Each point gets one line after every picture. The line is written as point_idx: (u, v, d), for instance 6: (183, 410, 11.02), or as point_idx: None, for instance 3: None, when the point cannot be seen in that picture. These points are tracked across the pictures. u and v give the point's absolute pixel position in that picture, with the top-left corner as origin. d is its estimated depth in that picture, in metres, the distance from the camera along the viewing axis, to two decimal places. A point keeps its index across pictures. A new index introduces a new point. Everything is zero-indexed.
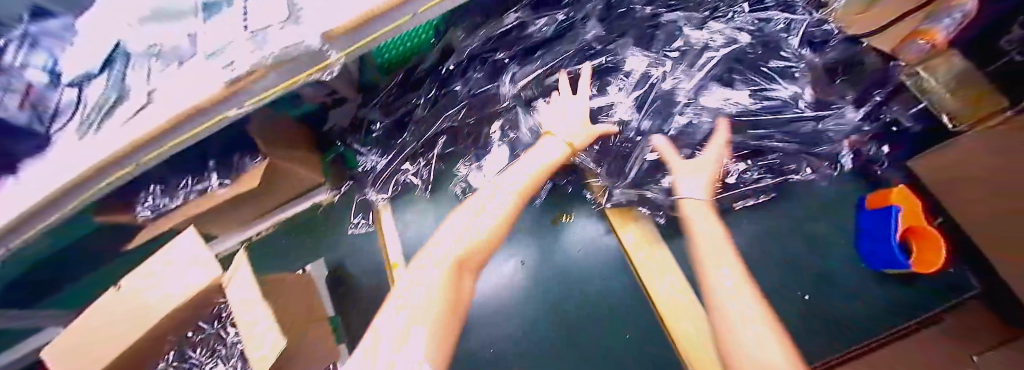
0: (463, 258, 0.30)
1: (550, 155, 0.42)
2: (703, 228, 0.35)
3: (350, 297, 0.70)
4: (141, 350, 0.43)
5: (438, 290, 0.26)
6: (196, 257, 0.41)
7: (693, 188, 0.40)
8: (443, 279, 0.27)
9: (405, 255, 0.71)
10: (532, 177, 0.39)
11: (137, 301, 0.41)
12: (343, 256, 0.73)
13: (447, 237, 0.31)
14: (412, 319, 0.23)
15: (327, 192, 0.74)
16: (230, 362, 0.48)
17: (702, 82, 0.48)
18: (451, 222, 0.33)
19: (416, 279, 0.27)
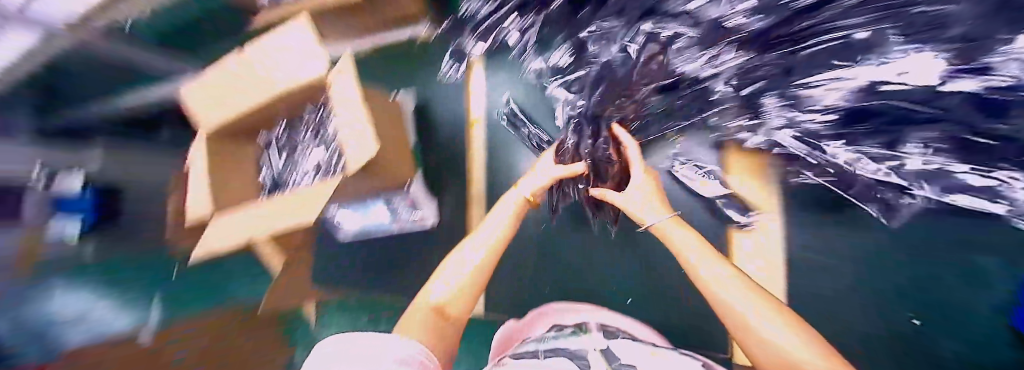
0: (445, 305, 0.55)
1: (508, 210, 0.62)
2: (686, 244, 0.49)
3: (430, 138, 0.76)
4: (260, 113, 0.54)
5: (425, 323, 0.52)
6: (310, 50, 0.48)
7: (655, 213, 0.53)
8: (448, 293, 0.56)
9: (487, 115, 0.74)
10: (496, 234, 0.60)
11: (258, 73, 0.50)
12: (432, 97, 0.76)
13: (435, 285, 0.58)
14: (437, 300, 0.56)
15: (427, 28, 0.74)
16: (328, 147, 0.56)
17: (851, 36, 0.28)
18: (450, 266, 0.59)
19: (441, 287, 0.57)
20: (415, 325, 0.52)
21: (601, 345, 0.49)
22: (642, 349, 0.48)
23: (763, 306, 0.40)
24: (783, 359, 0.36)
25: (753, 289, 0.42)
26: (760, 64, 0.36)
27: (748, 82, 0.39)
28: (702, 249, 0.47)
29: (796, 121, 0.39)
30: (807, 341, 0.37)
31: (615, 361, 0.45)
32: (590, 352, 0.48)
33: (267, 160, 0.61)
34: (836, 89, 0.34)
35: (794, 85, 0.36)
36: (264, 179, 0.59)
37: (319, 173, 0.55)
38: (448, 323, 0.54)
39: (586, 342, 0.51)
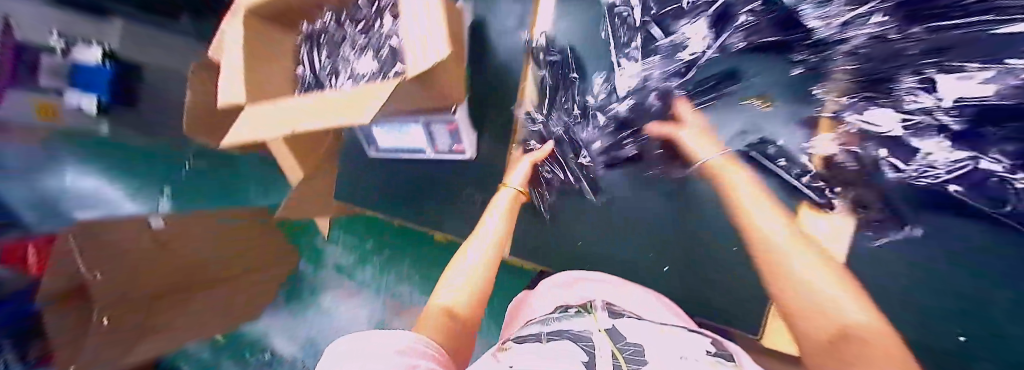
0: (453, 306, 0.48)
1: (500, 204, 0.66)
2: (742, 188, 0.48)
3: (484, 60, 0.78)
4: None
5: (434, 323, 0.45)
6: None
7: (708, 151, 0.50)
8: (454, 298, 0.49)
9: (536, 46, 0.71)
10: (497, 235, 0.60)
11: None
12: (491, 16, 0.76)
13: (445, 287, 0.52)
14: (451, 299, 0.49)
15: None
16: (379, 50, 0.55)
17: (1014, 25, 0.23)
18: (455, 269, 0.55)
19: (450, 288, 0.51)
20: (431, 321, 0.45)
21: (603, 325, 0.44)
22: (648, 326, 0.44)
23: (813, 260, 0.39)
24: (832, 320, 0.34)
25: (824, 262, 0.39)
26: (901, 38, 0.30)
27: (881, 54, 0.32)
28: (753, 197, 0.47)
29: (931, 109, 0.32)
30: (863, 305, 0.35)
31: (619, 341, 0.40)
32: (591, 333, 0.42)
33: (307, 57, 0.63)
34: (990, 82, 0.27)
35: (933, 65, 0.30)
36: (300, 91, 0.63)
37: (378, 70, 0.54)
38: (461, 316, 0.47)
39: (591, 322, 0.45)
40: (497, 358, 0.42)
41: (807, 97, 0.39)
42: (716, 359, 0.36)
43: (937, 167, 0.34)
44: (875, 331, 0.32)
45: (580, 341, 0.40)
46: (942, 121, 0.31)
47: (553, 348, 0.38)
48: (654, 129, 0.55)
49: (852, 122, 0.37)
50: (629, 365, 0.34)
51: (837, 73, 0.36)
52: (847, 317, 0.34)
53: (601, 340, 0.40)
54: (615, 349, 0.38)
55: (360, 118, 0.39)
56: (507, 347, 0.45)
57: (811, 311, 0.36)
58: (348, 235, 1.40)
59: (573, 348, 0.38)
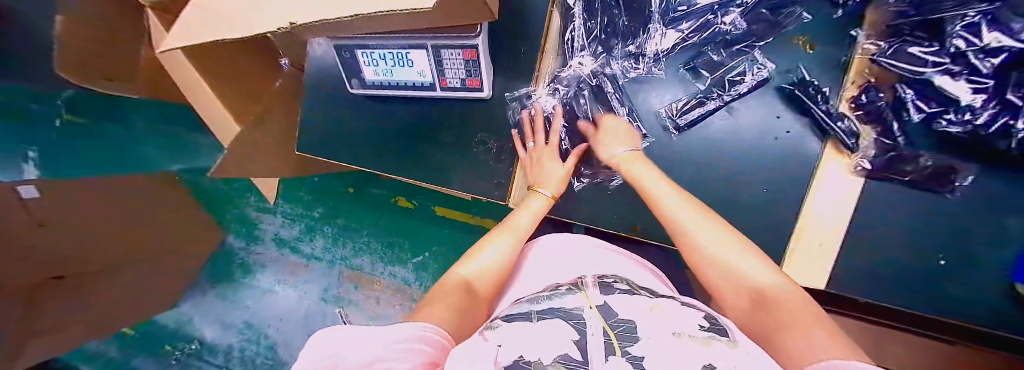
0: (469, 281, 0.41)
1: (533, 209, 0.46)
2: (653, 185, 0.40)
3: None
4: None
5: (453, 296, 0.38)
6: None
7: (620, 147, 0.44)
8: (472, 275, 0.42)
9: None
10: (528, 224, 0.46)
11: None
12: None
13: (473, 258, 0.43)
14: (474, 273, 0.42)
15: None
16: None
17: None
18: (485, 246, 0.45)
19: (480, 264, 0.43)
20: (447, 289, 0.39)
21: (595, 302, 0.30)
22: (638, 302, 0.30)
23: (739, 249, 0.36)
24: (743, 292, 0.34)
25: (727, 230, 0.37)
26: None
27: None
28: (677, 201, 0.39)
29: (963, 52, 0.33)
30: (768, 266, 0.35)
31: (609, 317, 0.26)
32: (583, 312, 0.28)
33: None
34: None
35: (976, 13, 0.31)
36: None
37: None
38: (479, 295, 0.40)
39: (581, 299, 0.31)
40: (481, 336, 0.27)
41: (845, 39, 0.41)
42: (708, 334, 0.23)
43: (952, 108, 0.36)
44: (784, 291, 0.32)
45: (570, 319, 0.26)
46: (972, 65, 0.33)
47: (542, 331, 0.25)
48: (582, 129, 0.49)
49: (885, 63, 0.37)
50: (619, 346, 0.22)
51: (880, 13, 0.38)
52: (758, 281, 0.34)
53: (591, 319, 0.26)
54: (605, 327, 0.25)
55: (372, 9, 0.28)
56: (493, 325, 0.29)
57: (722, 277, 0.36)
58: (289, 203, 1.20)
59: (564, 328, 0.25)
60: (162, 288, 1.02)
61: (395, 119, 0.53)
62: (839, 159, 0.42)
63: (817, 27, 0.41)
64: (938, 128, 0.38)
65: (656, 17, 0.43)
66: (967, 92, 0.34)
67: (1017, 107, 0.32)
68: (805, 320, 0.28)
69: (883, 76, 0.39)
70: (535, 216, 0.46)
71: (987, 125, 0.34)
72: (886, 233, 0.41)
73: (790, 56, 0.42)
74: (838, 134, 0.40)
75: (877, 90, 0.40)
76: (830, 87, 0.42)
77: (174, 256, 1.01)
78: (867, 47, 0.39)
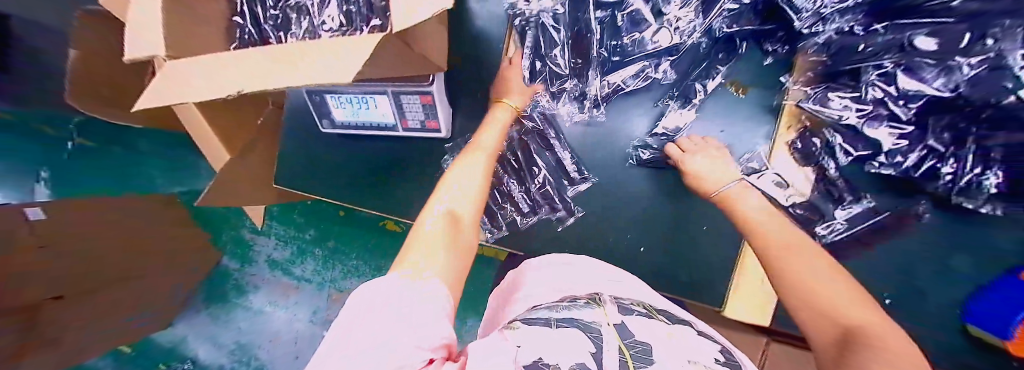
0: (452, 214, 0.34)
1: (499, 125, 0.44)
2: (759, 216, 0.36)
3: None
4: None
5: (440, 236, 0.31)
6: None
7: (723, 177, 0.40)
8: (443, 209, 0.35)
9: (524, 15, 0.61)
10: (497, 138, 0.43)
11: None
12: None
13: (443, 188, 0.37)
14: (449, 200, 0.36)
15: None
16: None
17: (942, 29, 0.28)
18: (450, 177, 0.38)
19: (453, 195, 0.36)
20: (433, 228, 0.32)
21: (613, 319, 0.28)
22: (654, 326, 0.28)
23: (838, 283, 0.29)
24: (835, 323, 0.26)
25: (834, 271, 0.30)
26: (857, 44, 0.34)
27: (847, 48, 0.35)
28: (775, 224, 0.35)
29: (884, 99, 0.34)
30: (861, 301, 0.27)
31: (625, 337, 0.24)
32: (601, 327, 0.26)
33: (251, 4, 0.50)
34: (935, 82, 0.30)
35: (891, 62, 0.32)
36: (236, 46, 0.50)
37: (345, 22, 0.46)
38: (467, 231, 0.34)
39: (599, 315, 0.29)
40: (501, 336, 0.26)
41: (776, 85, 0.42)
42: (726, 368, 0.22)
43: (881, 152, 0.37)
44: (882, 329, 0.25)
45: (587, 332, 0.24)
46: (891, 113, 0.34)
47: (556, 340, 0.23)
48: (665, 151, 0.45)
49: (807, 107, 0.39)
50: (635, 366, 0.20)
51: (805, 61, 0.39)
52: (848, 317, 0.26)
53: (608, 335, 0.24)
54: (621, 344, 0.23)
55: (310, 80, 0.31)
56: (511, 325, 0.28)
57: (806, 303, 0.29)
58: (283, 226, 1.21)
59: (581, 340, 0.23)
60: (169, 285, 1.01)
61: (365, 153, 0.57)
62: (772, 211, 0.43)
63: (748, 71, 0.43)
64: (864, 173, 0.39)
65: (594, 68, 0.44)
66: (892, 138, 0.36)
67: (939, 150, 0.34)
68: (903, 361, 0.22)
69: (816, 120, 0.40)
70: (504, 127, 0.45)
71: (908, 167, 0.36)
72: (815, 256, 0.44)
73: (724, 100, 0.45)
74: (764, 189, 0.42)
75: (813, 134, 0.41)
76: (764, 131, 0.43)
77: (173, 257, 0.99)
78: (795, 92, 0.40)
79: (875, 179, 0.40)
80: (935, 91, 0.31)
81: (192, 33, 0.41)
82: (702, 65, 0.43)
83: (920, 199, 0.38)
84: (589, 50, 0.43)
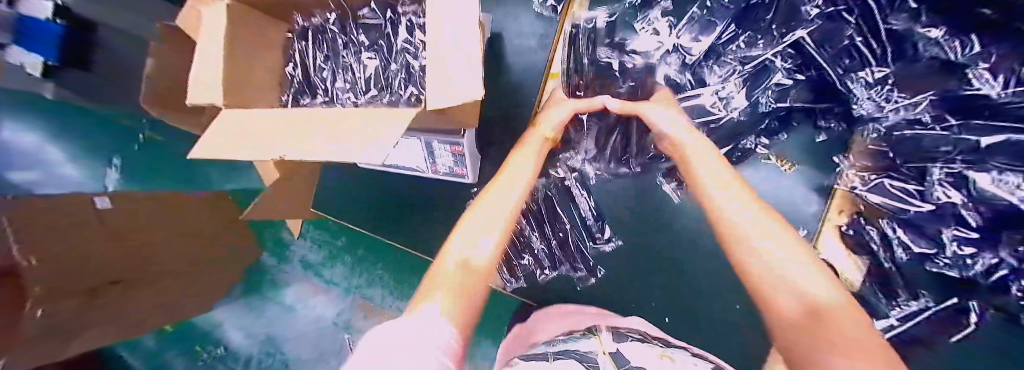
0: (471, 260, 0.24)
1: (535, 141, 0.37)
2: (711, 186, 0.27)
3: None
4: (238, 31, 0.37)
5: (455, 275, 0.22)
6: None
7: (664, 113, 0.36)
8: (456, 252, 0.25)
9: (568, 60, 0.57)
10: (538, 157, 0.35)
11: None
12: None
13: (465, 220, 0.28)
14: (479, 231, 0.26)
15: None
16: (393, 66, 0.49)
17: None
18: (481, 204, 0.29)
19: (476, 230, 0.27)
20: (443, 275, 0.23)
21: (609, 347, 0.28)
22: (645, 350, 0.28)
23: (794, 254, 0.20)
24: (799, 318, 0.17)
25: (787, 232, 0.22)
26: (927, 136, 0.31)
27: (909, 138, 0.32)
28: (721, 179, 0.27)
29: (953, 201, 0.30)
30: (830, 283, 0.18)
31: (623, 363, 0.25)
32: (597, 356, 0.27)
33: (300, 56, 0.53)
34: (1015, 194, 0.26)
35: (961, 161, 0.29)
36: (287, 95, 0.53)
37: (386, 83, 0.49)
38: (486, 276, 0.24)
39: (594, 344, 0.29)
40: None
41: (831, 167, 0.41)
42: None
43: (945, 253, 0.32)
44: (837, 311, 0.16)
45: (585, 361, 0.25)
46: (962, 214, 0.30)
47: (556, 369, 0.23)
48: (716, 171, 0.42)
49: (860, 195, 0.38)
50: None
51: (863, 147, 0.37)
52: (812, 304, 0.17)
53: (605, 364, 0.25)
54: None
55: (329, 150, 0.32)
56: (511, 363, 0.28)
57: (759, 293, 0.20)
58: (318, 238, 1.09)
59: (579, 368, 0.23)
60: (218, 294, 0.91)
61: (396, 186, 0.59)
62: None
63: (797, 149, 0.43)
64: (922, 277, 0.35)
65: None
66: (954, 240, 0.31)
67: (1015, 266, 0.27)
68: (869, 357, 0.13)
69: (869, 207, 0.38)
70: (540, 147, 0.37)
71: (982, 277, 0.30)
72: None
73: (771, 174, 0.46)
74: None
75: (869, 221, 0.38)
76: (813, 210, 0.44)
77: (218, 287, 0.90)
78: (850, 178, 0.39)
79: (933, 279, 0.34)
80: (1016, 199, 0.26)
81: (244, 86, 0.45)
82: (746, 142, 0.42)
83: (977, 303, 0.31)
84: None
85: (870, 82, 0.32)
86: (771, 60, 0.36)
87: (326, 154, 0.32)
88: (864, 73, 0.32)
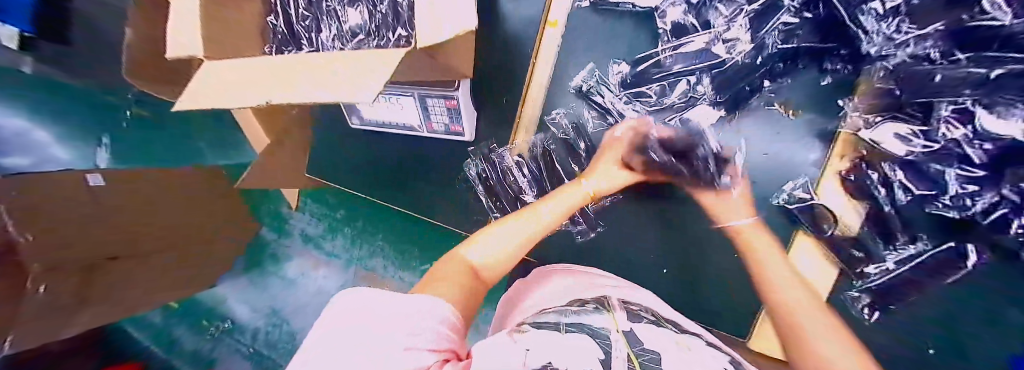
0: (478, 267, 0.33)
1: (573, 201, 0.44)
2: (791, 291, 0.35)
3: None
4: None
5: (458, 275, 0.29)
6: None
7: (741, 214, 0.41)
8: (474, 259, 0.33)
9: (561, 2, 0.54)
10: (569, 209, 0.43)
11: None
12: None
13: (478, 239, 0.36)
14: (487, 252, 0.35)
15: None
16: (377, 10, 0.46)
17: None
18: (498, 231, 0.38)
19: (488, 249, 0.35)
20: (449, 268, 0.30)
21: (623, 326, 0.27)
22: (664, 335, 0.27)
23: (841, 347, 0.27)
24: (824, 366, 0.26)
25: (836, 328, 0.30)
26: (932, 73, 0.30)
27: (917, 77, 0.31)
28: (785, 279, 0.36)
29: (958, 140, 0.30)
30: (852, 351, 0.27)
31: (636, 345, 0.24)
32: (610, 333, 0.26)
33: (282, 6, 0.51)
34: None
35: (971, 97, 0.28)
36: (270, 47, 0.51)
37: (373, 30, 0.47)
38: (485, 283, 0.32)
39: (609, 321, 0.28)
40: (509, 337, 0.24)
41: (834, 108, 0.38)
42: None
43: (944, 194, 0.32)
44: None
45: (596, 338, 0.24)
46: (965, 154, 0.30)
47: (564, 343, 0.22)
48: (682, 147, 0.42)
49: (868, 139, 0.36)
50: None
51: (871, 86, 0.35)
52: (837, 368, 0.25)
53: (617, 343, 0.24)
54: (629, 353, 0.22)
55: (319, 95, 0.31)
56: (520, 329, 0.27)
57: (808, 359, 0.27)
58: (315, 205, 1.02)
59: (590, 346, 0.22)
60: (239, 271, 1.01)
61: (390, 148, 0.58)
62: (800, 239, 0.43)
63: (801, 92, 0.39)
64: (916, 216, 0.35)
65: (615, 83, 0.47)
66: (955, 180, 0.31)
67: (1017, 203, 0.28)
68: None
69: (873, 151, 0.36)
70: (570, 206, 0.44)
71: (967, 215, 0.32)
72: (858, 297, 0.41)
73: (772, 122, 0.42)
74: (800, 218, 0.41)
75: (874, 166, 0.37)
76: (813, 159, 0.40)
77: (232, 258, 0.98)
78: (854, 120, 0.37)
79: (930, 219, 0.34)
80: (1021, 134, 0.26)
81: (227, 36, 0.44)
82: (749, 84, 0.40)
83: (974, 245, 0.33)
84: (645, 65, 0.45)
85: (880, 18, 0.31)
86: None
87: (313, 93, 0.31)
88: (876, 4, 0.31)
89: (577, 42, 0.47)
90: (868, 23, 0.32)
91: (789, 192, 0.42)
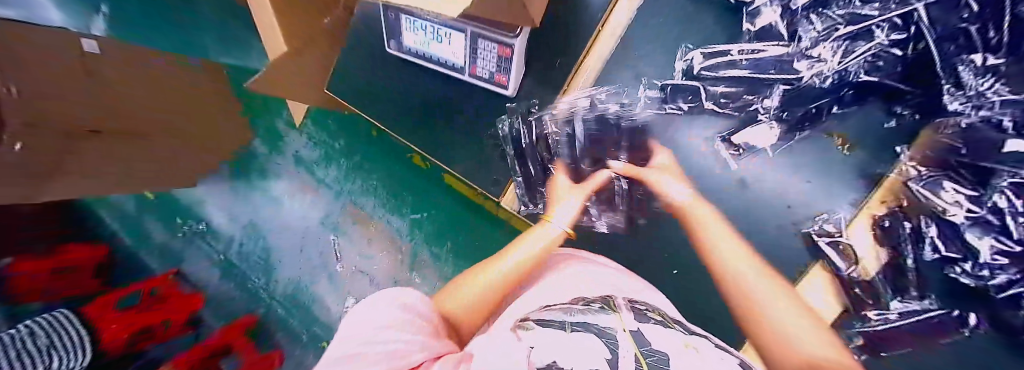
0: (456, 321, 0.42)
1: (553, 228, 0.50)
2: (744, 267, 0.43)
3: None
4: None
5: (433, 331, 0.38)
6: None
7: (680, 189, 0.47)
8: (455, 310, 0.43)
9: None
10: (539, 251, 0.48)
11: None
12: None
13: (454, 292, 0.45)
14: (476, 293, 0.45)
15: None
16: None
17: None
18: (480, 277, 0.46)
19: (462, 296, 0.44)
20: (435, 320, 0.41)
21: (629, 326, 0.27)
22: (671, 336, 0.27)
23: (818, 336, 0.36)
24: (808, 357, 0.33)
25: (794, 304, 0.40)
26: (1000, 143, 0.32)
27: (989, 139, 0.32)
28: (758, 280, 0.42)
29: (1004, 210, 0.32)
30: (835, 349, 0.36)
31: (643, 345, 0.23)
32: (616, 333, 0.25)
33: None
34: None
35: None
36: None
37: None
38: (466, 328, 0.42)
39: (616, 321, 0.28)
40: (517, 335, 0.27)
41: (888, 154, 0.37)
42: None
43: (969, 259, 0.34)
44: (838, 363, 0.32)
45: (602, 337, 0.24)
46: (1009, 227, 0.31)
47: (573, 343, 0.23)
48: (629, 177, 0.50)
49: (915, 191, 0.36)
50: None
51: (932, 139, 0.35)
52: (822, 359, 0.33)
53: (623, 342, 0.24)
54: (636, 353, 0.22)
55: None
56: (526, 326, 0.29)
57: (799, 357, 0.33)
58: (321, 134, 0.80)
59: (596, 347, 0.23)
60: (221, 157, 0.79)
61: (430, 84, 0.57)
62: (812, 277, 0.43)
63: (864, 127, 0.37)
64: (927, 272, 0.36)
65: (679, 70, 0.46)
66: (988, 249, 0.32)
67: None
68: None
69: (916, 203, 0.37)
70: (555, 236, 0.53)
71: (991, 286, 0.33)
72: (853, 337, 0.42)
73: (824, 152, 0.40)
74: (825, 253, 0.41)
75: (908, 218, 0.37)
76: (852, 198, 0.39)
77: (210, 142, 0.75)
78: (907, 170, 0.36)
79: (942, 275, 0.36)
80: None
81: None
82: (816, 104, 0.40)
83: (975, 313, 0.35)
84: (722, 56, 0.43)
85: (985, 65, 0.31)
86: (876, 26, 0.36)
87: None
88: (976, 59, 0.31)
89: (642, 30, 0.45)
90: (965, 73, 0.31)
91: (821, 225, 0.41)
